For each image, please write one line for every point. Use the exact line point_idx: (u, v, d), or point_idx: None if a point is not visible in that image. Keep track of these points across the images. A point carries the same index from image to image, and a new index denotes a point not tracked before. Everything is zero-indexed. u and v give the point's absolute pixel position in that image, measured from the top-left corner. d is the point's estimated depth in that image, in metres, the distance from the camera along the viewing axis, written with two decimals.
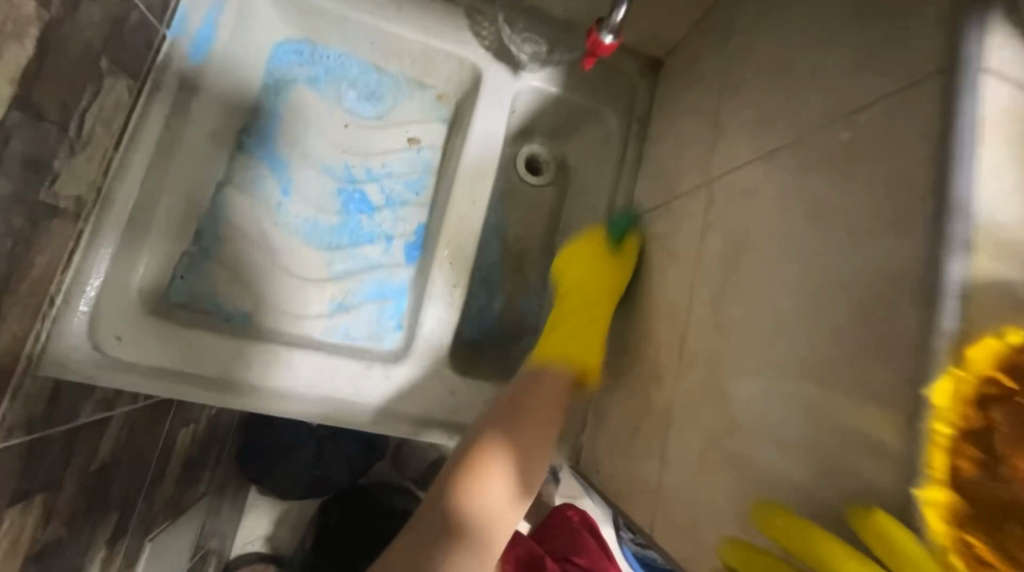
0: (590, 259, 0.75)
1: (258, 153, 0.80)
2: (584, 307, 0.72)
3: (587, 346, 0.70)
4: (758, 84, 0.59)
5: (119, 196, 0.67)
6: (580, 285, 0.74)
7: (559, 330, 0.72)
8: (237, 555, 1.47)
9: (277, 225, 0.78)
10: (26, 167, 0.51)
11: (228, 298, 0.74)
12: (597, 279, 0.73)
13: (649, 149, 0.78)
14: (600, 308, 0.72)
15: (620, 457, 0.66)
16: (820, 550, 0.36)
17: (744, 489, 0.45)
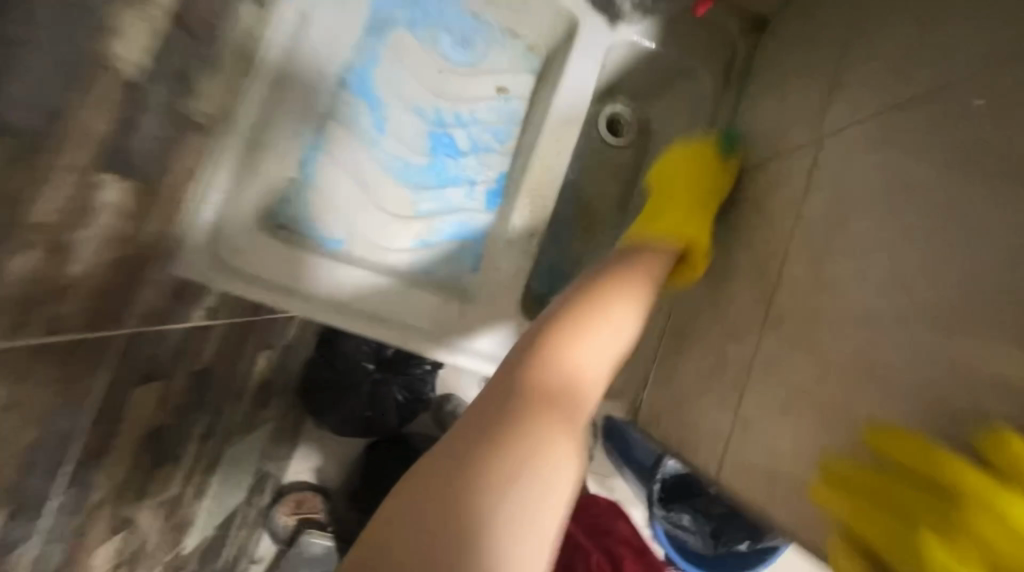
0: (687, 169, 0.77)
1: (357, 90, 0.83)
2: (696, 201, 0.74)
3: (688, 223, 0.72)
4: (897, 36, 0.55)
5: (239, 119, 0.73)
6: (681, 173, 0.78)
7: (662, 222, 0.74)
8: (289, 482, 1.68)
9: (371, 161, 0.82)
10: (174, 78, 0.58)
11: (326, 225, 0.79)
12: (708, 177, 0.75)
13: (722, 179, 0.77)
14: (700, 209, 0.74)
15: (685, 408, 0.67)
16: (944, 466, 0.37)
17: (830, 423, 0.47)
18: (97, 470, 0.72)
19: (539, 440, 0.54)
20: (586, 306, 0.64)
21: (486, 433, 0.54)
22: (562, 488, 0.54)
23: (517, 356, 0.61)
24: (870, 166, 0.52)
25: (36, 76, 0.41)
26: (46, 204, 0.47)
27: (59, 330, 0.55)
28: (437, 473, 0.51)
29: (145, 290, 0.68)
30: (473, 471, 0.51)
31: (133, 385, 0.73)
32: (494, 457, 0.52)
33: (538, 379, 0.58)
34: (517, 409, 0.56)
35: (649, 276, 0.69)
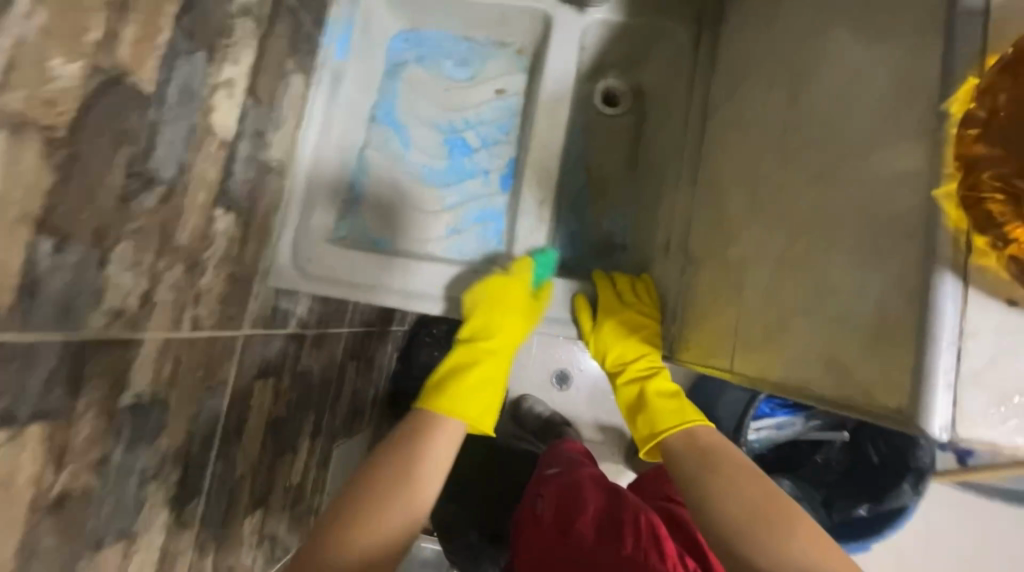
0: (501, 324, 0.90)
1: (384, 120, 1.03)
2: (490, 367, 0.91)
3: (482, 408, 0.88)
4: None
5: (301, 158, 0.93)
6: (498, 334, 0.91)
7: (452, 395, 0.87)
8: None
9: (403, 172, 1.01)
10: (254, 136, 0.80)
11: (376, 230, 0.98)
12: (502, 350, 0.92)
13: (523, 335, 0.92)
14: (492, 376, 0.91)
15: (710, 323, 0.73)
16: (617, 285, 0.88)
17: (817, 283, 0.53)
18: (239, 446, 0.93)
19: (368, 558, 0.68)
20: (408, 447, 0.80)
21: (347, 526, 0.70)
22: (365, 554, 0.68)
23: (361, 474, 0.76)
24: (842, 62, 0.57)
25: (170, 142, 0.63)
26: (185, 230, 0.69)
27: (203, 324, 0.76)
28: (312, 552, 0.68)
29: (258, 302, 0.90)
30: (330, 556, 0.67)
31: (255, 376, 0.94)
32: (345, 556, 0.67)
33: (370, 539, 0.70)
34: (364, 524, 0.71)
35: (447, 441, 0.82)
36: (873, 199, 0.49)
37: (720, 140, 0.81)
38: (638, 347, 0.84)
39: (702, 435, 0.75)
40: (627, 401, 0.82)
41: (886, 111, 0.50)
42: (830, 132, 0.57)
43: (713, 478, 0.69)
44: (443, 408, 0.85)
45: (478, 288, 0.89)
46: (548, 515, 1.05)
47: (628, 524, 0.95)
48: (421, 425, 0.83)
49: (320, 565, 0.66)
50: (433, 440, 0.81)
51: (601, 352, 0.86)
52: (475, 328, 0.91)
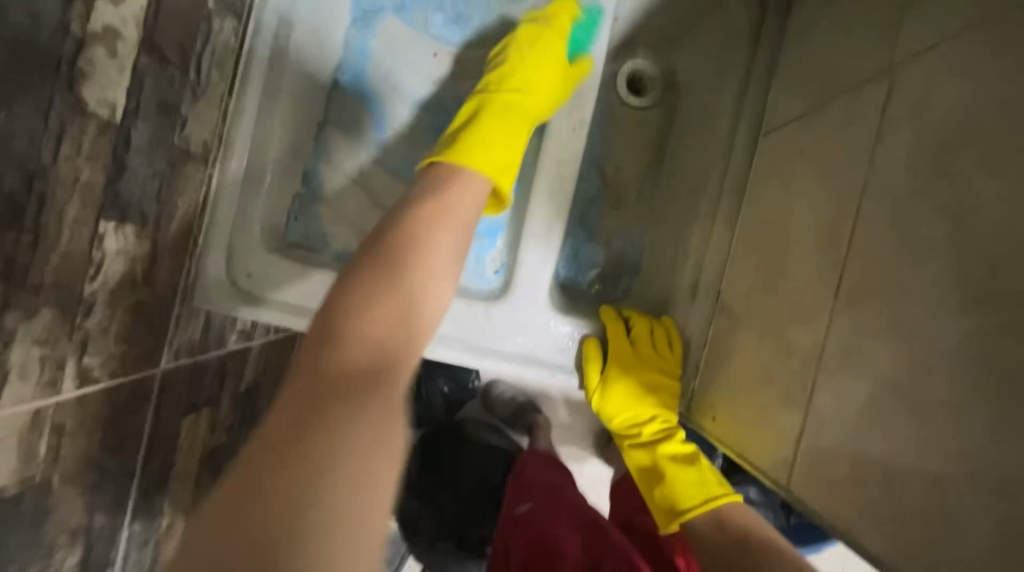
0: (495, 112, 0.70)
1: (352, 91, 0.79)
2: (477, 178, 0.63)
3: (466, 223, 0.58)
4: None
5: (236, 139, 0.69)
6: (514, 94, 0.72)
7: (432, 198, 0.57)
8: None
9: (376, 165, 0.80)
10: (160, 113, 0.56)
11: (337, 238, 0.78)
12: (496, 147, 0.67)
13: (557, 89, 0.75)
14: (478, 184, 0.62)
15: (746, 402, 0.59)
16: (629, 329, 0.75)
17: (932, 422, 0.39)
18: (162, 496, 0.76)
19: (391, 350, 0.46)
20: (404, 233, 0.54)
21: (319, 397, 0.41)
22: (369, 404, 0.41)
23: (358, 273, 0.49)
24: (987, 105, 0.41)
25: (6, 138, 0.40)
26: (52, 261, 0.47)
27: (96, 378, 0.56)
28: (264, 454, 0.37)
29: (179, 330, 0.69)
30: (329, 405, 0.40)
31: (182, 414, 0.75)
32: (342, 364, 0.43)
33: (393, 313, 0.48)
34: (371, 336, 0.46)
35: (474, 197, 0.62)
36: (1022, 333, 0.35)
37: (780, 168, 0.65)
38: (652, 409, 0.72)
39: (732, 520, 0.63)
40: (640, 469, 0.71)
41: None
42: (955, 205, 0.41)
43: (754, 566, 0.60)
44: (456, 166, 0.63)
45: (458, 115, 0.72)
46: (522, 569, 0.91)
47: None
48: (441, 178, 0.61)
49: (307, 402, 0.40)
50: (456, 191, 0.60)
51: (608, 412, 0.73)
52: (498, 104, 0.71)
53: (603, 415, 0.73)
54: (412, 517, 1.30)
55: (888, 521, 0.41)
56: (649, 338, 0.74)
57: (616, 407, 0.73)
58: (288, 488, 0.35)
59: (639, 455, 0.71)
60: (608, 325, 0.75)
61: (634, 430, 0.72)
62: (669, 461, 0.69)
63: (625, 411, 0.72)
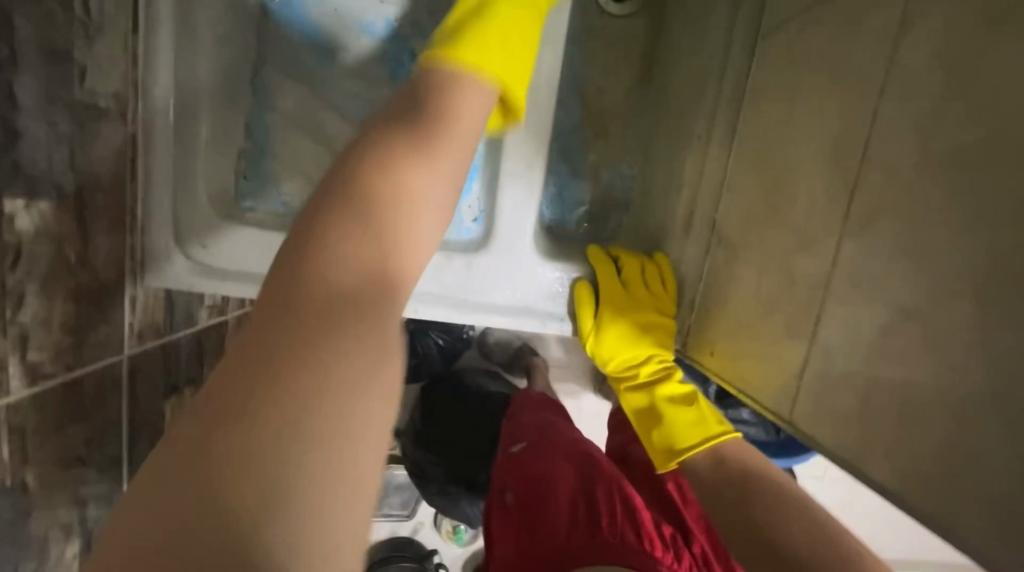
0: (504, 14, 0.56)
1: (289, 20, 0.68)
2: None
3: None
4: None
5: (157, 91, 0.59)
6: None
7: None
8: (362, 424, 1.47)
9: (330, 109, 0.71)
10: (50, 61, 0.47)
11: (297, 197, 0.71)
12: None
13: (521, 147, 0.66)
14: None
15: (746, 337, 0.57)
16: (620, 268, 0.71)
17: (949, 354, 0.37)
18: None
19: (364, 295, 0.36)
20: (387, 177, 0.40)
21: (275, 335, 0.32)
22: (340, 340, 0.33)
23: (323, 201, 0.38)
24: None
25: None
26: None
27: (49, 375, 0.51)
28: (242, 360, 0.31)
29: (138, 314, 0.64)
30: (249, 436, 0.29)
31: (163, 397, 0.72)
32: (288, 410, 0.30)
33: (365, 367, 0.33)
34: (329, 366, 0.32)
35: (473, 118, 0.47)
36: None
37: (781, 77, 0.58)
38: (648, 350, 0.69)
39: (728, 455, 0.64)
40: (637, 411, 0.70)
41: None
42: (982, 105, 0.36)
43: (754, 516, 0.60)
44: None
45: (475, 1, 0.58)
46: (517, 504, 0.91)
47: (603, 506, 0.86)
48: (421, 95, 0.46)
49: (196, 489, 0.27)
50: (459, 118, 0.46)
51: (602, 356, 0.71)
52: None
53: (597, 361, 0.71)
54: (420, 464, 1.32)
55: (899, 452, 0.40)
56: (641, 278, 0.70)
57: (611, 353, 0.70)
58: (258, 459, 0.28)
59: (636, 398, 0.70)
60: (597, 267, 0.70)
61: (629, 373, 0.70)
62: (665, 400, 0.68)
63: (620, 355, 0.70)
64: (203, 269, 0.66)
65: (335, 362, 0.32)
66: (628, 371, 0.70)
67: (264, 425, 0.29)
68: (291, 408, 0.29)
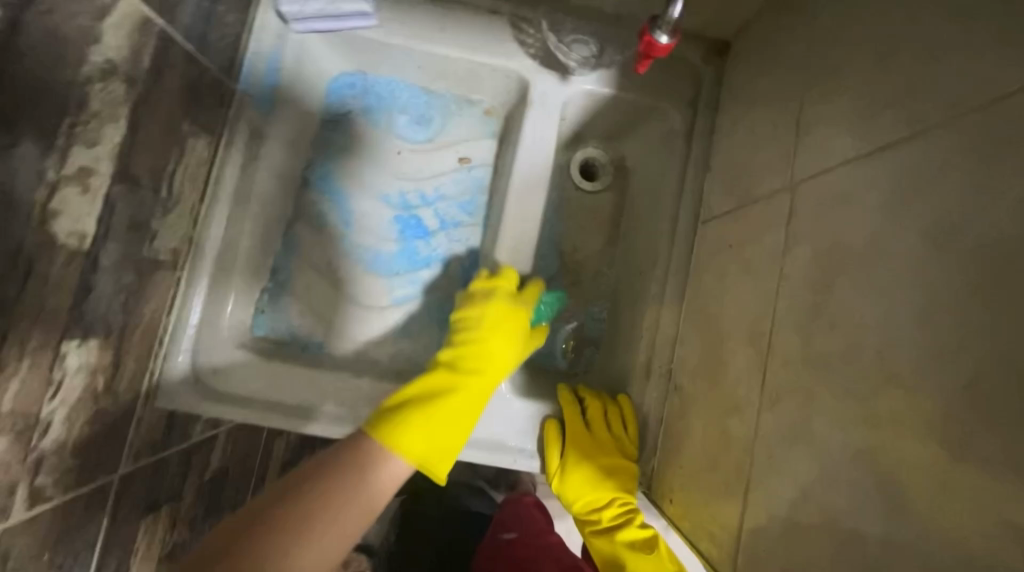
0: (493, 330, 0.73)
1: (320, 188, 0.85)
2: (475, 370, 0.71)
3: (483, 358, 0.72)
4: (877, 80, 0.50)
5: (209, 238, 0.73)
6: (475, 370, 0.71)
7: (413, 413, 0.64)
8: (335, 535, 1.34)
9: (345, 257, 0.83)
10: (128, 231, 0.59)
11: (304, 329, 0.80)
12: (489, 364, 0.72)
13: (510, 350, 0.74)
14: (489, 346, 0.73)
15: (695, 487, 0.62)
16: (586, 409, 0.77)
17: (845, 538, 0.42)
18: None
19: (282, 525, 0.52)
20: (348, 480, 0.57)
21: (246, 526, 0.52)
22: (278, 547, 0.51)
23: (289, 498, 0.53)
24: (872, 231, 0.46)
25: None
26: (11, 391, 0.47)
27: (49, 497, 0.55)
28: (231, 535, 0.51)
29: (140, 433, 0.69)
30: (282, 542, 0.51)
31: (139, 517, 0.74)
32: (286, 559, 0.50)
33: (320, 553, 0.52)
34: (320, 536, 0.53)
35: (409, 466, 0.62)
36: (911, 453, 0.38)
37: (715, 259, 0.71)
38: (612, 493, 0.73)
39: None
40: (602, 558, 0.71)
41: (934, 327, 0.39)
42: (844, 322, 0.47)
43: None
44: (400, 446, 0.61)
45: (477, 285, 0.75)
46: None
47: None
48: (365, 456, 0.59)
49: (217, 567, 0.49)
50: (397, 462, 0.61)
51: (569, 496, 0.74)
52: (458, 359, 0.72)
53: (564, 502, 0.74)
54: None
55: None
56: (605, 420, 0.77)
57: (578, 494, 0.73)
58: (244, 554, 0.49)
59: (601, 543, 0.72)
60: (566, 408, 0.77)
61: (595, 517, 0.73)
62: (628, 548, 0.70)
63: (586, 497, 0.73)
64: (207, 393, 0.73)
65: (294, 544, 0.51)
66: (593, 515, 0.73)
67: (255, 545, 0.50)
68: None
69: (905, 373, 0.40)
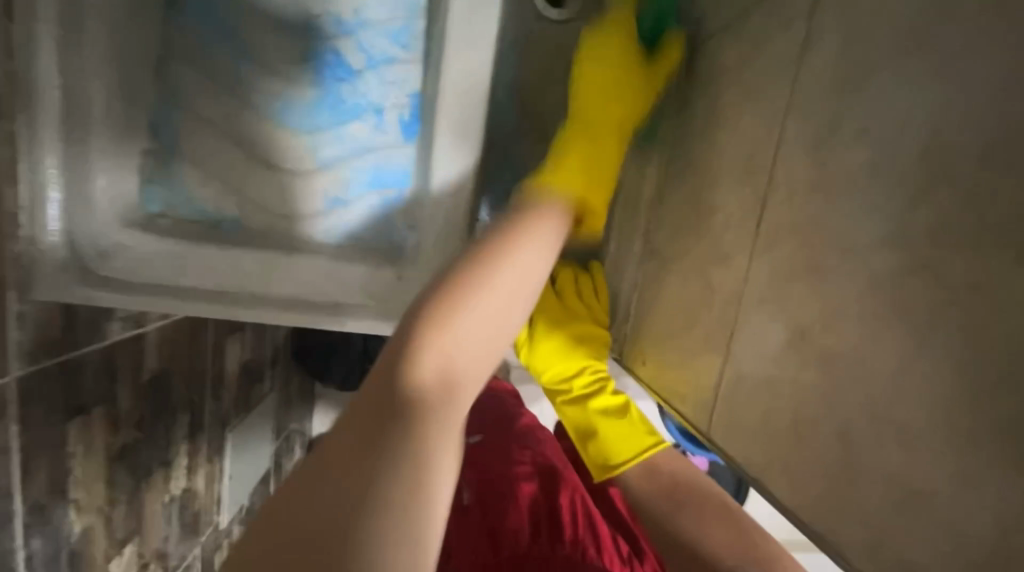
0: (611, 73, 0.60)
1: (196, 12, 0.61)
2: (617, 86, 0.60)
3: (613, 88, 0.60)
4: None
5: (44, 85, 0.55)
6: (609, 98, 0.60)
7: (581, 85, 0.61)
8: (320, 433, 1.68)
9: (247, 109, 0.63)
10: None
11: (209, 201, 0.64)
12: (614, 113, 0.60)
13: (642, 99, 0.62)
14: (628, 84, 0.60)
15: (672, 347, 0.58)
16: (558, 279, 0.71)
17: (839, 376, 0.38)
18: (63, 508, 0.69)
19: (411, 408, 0.41)
20: (432, 361, 0.42)
21: (372, 416, 0.41)
22: (444, 436, 0.42)
23: (393, 411, 0.41)
24: (922, 1, 0.35)
25: None
26: None
27: None
28: (323, 468, 0.40)
29: (27, 331, 0.59)
30: (398, 470, 0.39)
31: (65, 422, 0.66)
32: (420, 380, 0.41)
33: (480, 337, 0.44)
34: (456, 365, 0.43)
35: (546, 253, 0.50)
36: (951, 271, 0.32)
37: (709, 89, 0.58)
38: (582, 361, 0.69)
39: (661, 467, 0.67)
40: (574, 425, 0.69)
41: (996, 108, 0.30)
42: (871, 130, 0.37)
43: (682, 515, 0.65)
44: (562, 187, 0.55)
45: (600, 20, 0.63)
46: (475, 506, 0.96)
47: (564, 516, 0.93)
48: (519, 230, 0.49)
49: (378, 423, 0.40)
50: (529, 245, 0.49)
51: (538, 367, 0.70)
52: (603, 93, 0.60)
53: (534, 374, 0.71)
54: None
55: (793, 466, 0.42)
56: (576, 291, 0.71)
57: (550, 366, 0.70)
58: (401, 457, 0.40)
59: (573, 412, 0.69)
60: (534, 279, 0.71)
61: (567, 386, 0.69)
62: (601, 414, 0.68)
63: (556, 368, 0.69)
64: (95, 279, 0.62)
65: (449, 434, 0.43)
66: (565, 386, 0.69)
67: (428, 437, 0.41)
68: (425, 385, 0.41)
69: (945, 185, 0.32)
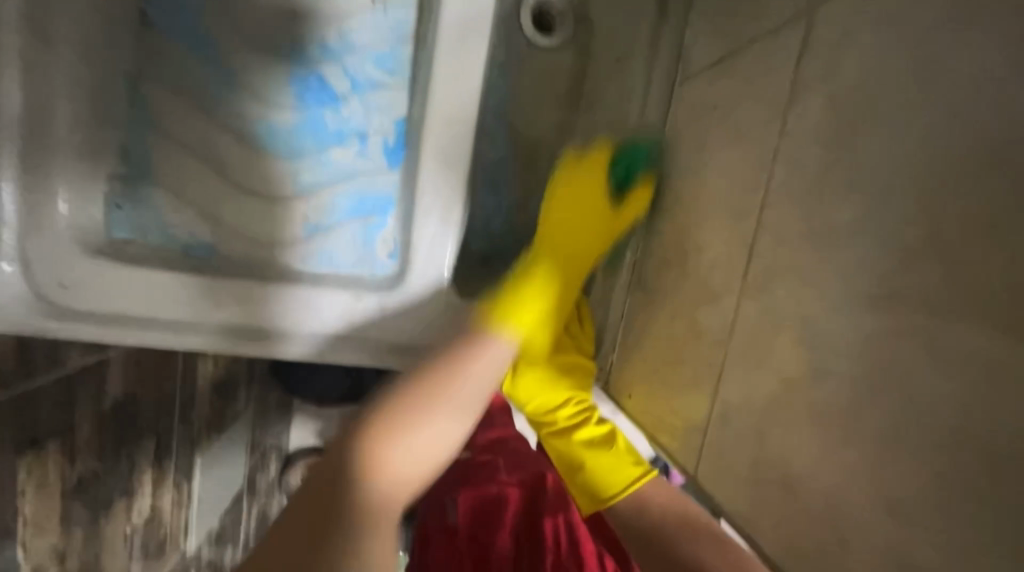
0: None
1: (178, 36, 0.60)
2: (573, 255, 0.61)
3: (574, 242, 0.61)
4: None
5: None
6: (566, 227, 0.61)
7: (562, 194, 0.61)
8: (297, 449, 1.60)
9: (226, 133, 0.61)
10: None
11: (183, 227, 0.62)
12: (580, 252, 0.61)
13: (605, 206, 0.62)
14: (595, 208, 0.61)
15: (659, 385, 0.58)
16: None
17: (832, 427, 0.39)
18: (9, 550, 0.64)
19: (361, 514, 0.47)
20: (375, 463, 0.48)
21: (305, 524, 0.45)
22: (370, 539, 0.46)
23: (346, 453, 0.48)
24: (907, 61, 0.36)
25: None
26: None
27: None
28: (300, 506, 0.47)
29: None
30: None
31: (14, 457, 0.62)
32: (369, 480, 0.48)
33: (412, 456, 0.50)
34: (396, 469, 0.49)
35: (493, 364, 0.54)
36: (942, 324, 0.33)
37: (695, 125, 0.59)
38: (568, 392, 0.67)
39: (653, 503, 0.62)
40: (560, 458, 0.67)
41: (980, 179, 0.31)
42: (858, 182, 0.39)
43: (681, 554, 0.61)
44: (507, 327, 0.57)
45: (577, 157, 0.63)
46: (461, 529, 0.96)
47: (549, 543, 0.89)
48: (466, 342, 0.55)
49: (319, 499, 0.46)
50: (475, 361, 0.54)
51: (521, 397, 0.68)
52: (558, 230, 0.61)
53: (518, 405, 0.68)
54: None
55: (788, 517, 0.43)
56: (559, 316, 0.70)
57: (534, 394, 0.67)
58: (331, 487, 0.47)
59: (558, 444, 0.67)
60: None
61: (552, 417, 0.67)
62: (586, 444, 0.65)
63: (540, 398, 0.67)
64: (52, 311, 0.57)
65: (385, 526, 0.48)
66: (549, 417, 0.67)
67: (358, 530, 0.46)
68: (377, 473, 0.48)
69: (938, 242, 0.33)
